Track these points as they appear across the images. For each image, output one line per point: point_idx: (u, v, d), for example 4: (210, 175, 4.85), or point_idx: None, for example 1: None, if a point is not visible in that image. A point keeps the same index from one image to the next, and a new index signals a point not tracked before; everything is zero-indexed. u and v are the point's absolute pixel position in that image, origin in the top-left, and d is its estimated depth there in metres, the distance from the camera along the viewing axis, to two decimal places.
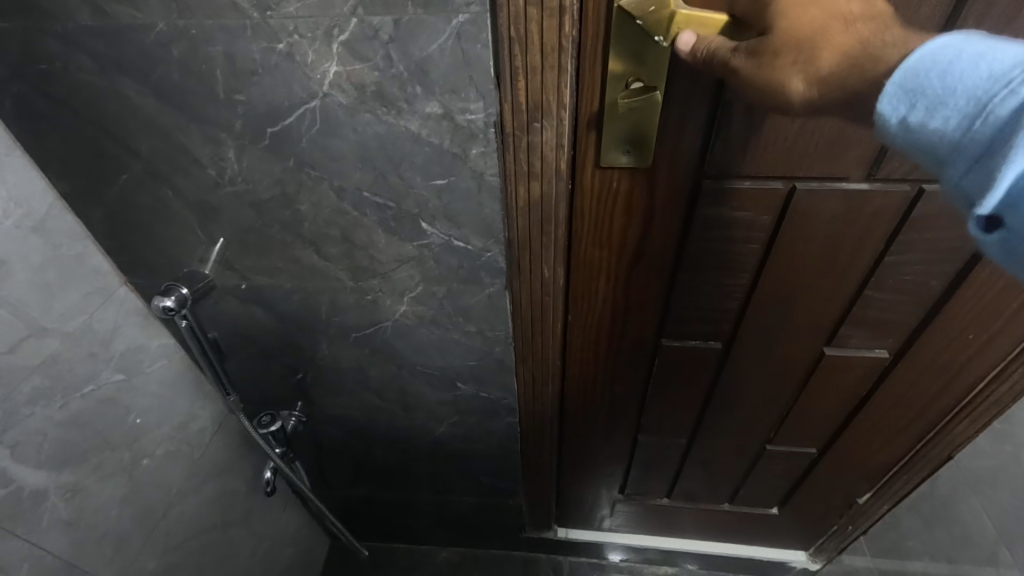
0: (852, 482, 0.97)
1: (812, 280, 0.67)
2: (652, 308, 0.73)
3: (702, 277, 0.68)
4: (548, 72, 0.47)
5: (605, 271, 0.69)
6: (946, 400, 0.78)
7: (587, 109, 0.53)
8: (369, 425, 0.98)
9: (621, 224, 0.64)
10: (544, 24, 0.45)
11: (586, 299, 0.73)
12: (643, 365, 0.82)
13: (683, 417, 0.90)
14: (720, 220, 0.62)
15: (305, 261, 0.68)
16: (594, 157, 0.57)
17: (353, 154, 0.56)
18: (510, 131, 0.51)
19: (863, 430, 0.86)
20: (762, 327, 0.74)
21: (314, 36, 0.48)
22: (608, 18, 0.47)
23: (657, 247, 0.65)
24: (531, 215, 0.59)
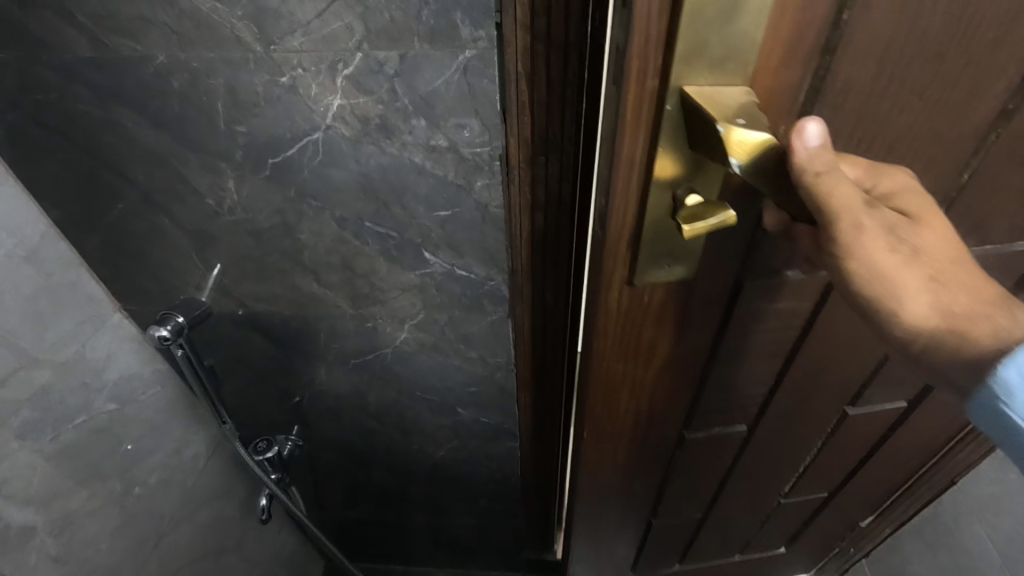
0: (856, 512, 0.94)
1: (843, 353, 0.56)
2: (678, 411, 0.59)
3: (732, 369, 0.54)
4: (555, 107, 0.45)
5: (629, 385, 0.51)
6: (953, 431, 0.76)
7: (621, 218, 0.35)
8: (368, 449, 0.97)
9: (660, 337, 0.47)
10: (550, 61, 0.42)
11: (602, 420, 0.55)
12: (660, 461, 0.68)
13: (699, 495, 0.79)
14: (765, 311, 0.48)
15: (305, 288, 0.67)
16: (625, 275, 0.39)
17: (355, 185, 0.55)
18: (514, 165, 0.51)
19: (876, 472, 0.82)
20: (789, 404, 0.63)
21: (317, 69, 0.47)
22: (656, 88, 0.29)
23: (688, 350, 0.50)
24: (535, 248, 0.57)
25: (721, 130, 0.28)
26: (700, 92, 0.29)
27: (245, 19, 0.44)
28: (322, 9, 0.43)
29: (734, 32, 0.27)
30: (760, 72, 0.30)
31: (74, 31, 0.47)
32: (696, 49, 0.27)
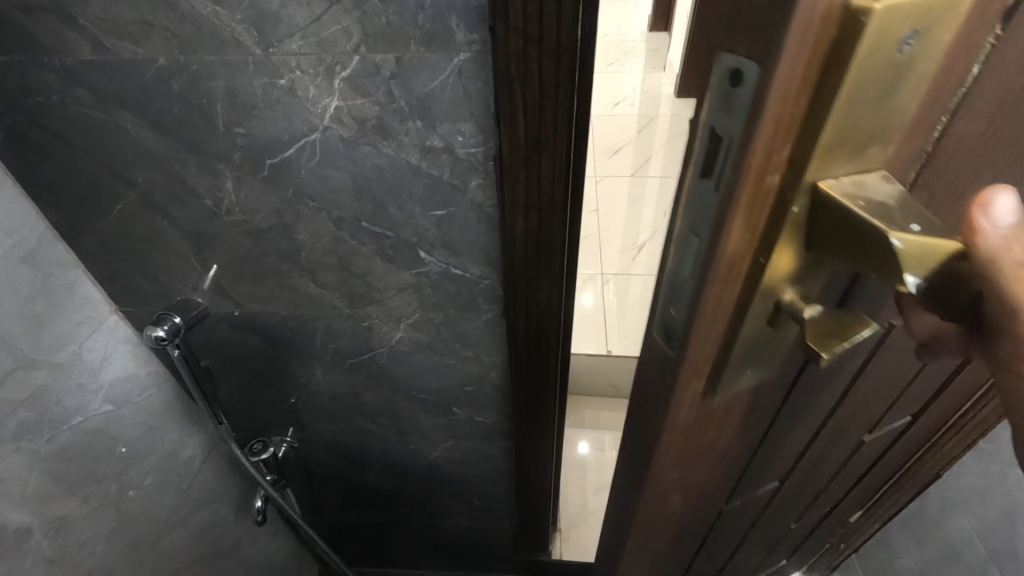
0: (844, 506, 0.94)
1: (883, 395, 0.48)
2: (726, 489, 0.49)
3: (783, 438, 0.45)
4: (548, 107, 0.48)
5: (687, 482, 0.41)
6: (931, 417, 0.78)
7: (713, 328, 0.26)
8: (363, 451, 0.97)
9: (728, 436, 0.38)
10: (542, 64, 0.45)
11: (654, 522, 0.44)
12: (700, 535, 0.58)
13: (729, 545, 0.71)
14: (832, 380, 0.40)
15: (301, 289, 0.68)
16: (703, 388, 0.30)
17: (351, 186, 0.56)
18: (507, 165, 0.52)
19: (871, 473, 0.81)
20: (825, 451, 0.55)
21: (315, 72, 0.48)
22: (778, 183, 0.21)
23: (748, 435, 0.40)
24: (530, 245, 0.59)
25: (895, 244, 0.21)
26: (843, 187, 0.21)
27: (245, 23, 0.45)
28: (320, 13, 0.45)
29: (877, 109, 0.20)
30: (897, 151, 0.23)
31: (76, 34, 0.48)
32: (842, 137, 0.20)
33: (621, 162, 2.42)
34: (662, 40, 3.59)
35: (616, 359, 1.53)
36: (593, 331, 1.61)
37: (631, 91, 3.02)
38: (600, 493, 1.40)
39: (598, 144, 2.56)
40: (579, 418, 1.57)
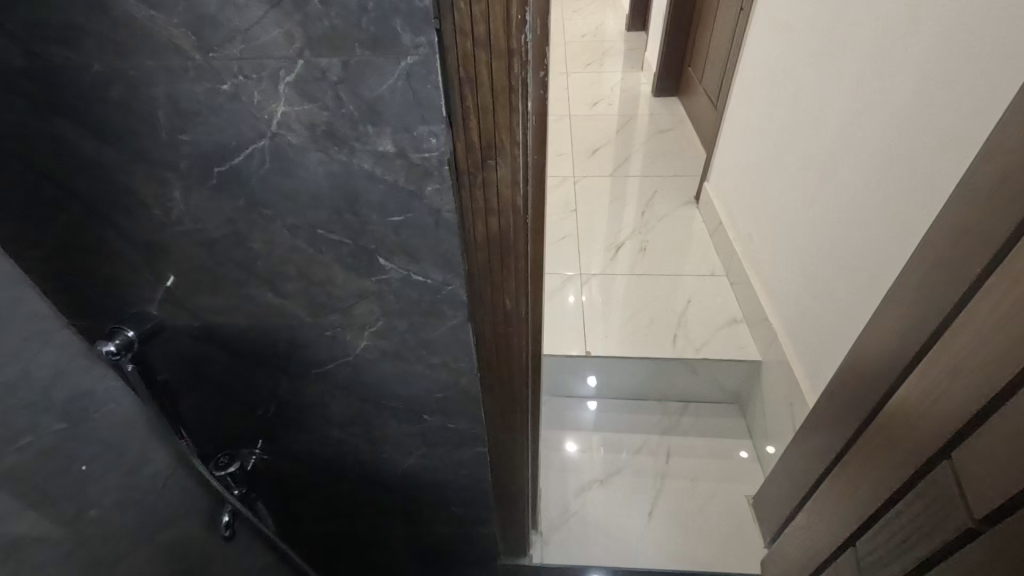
0: (836, 481, 0.94)
1: None
2: None
3: None
4: (500, 111, 0.48)
5: None
6: (895, 369, 0.82)
7: None
8: (335, 460, 0.96)
9: None
10: (493, 66, 0.45)
11: None
12: None
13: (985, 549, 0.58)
14: None
15: (261, 298, 0.66)
16: None
17: (305, 193, 0.55)
18: (463, 169, 0.52)
19: (877, 441, 0.82)
20: None
21: (260, 76, 0.47)
22: None
23: None
24: (490, 249, 0.59)
25: None
26: None
27: (182, 27, 0.44)
28: (260, 16, 0.43)
29: None
30: None
31: (6, 40, 0.46)
32: None
33: (599, 162, 2.42)
34: (640, 40, 3.62)
35: (595, 360, 1.53)
36: (572, 332, 1.60)
37: (609, 90, 3.03)
38: (582, 494, 1.39)
39: (577, 144, 2.56)
40: (560, 420, 1.56)
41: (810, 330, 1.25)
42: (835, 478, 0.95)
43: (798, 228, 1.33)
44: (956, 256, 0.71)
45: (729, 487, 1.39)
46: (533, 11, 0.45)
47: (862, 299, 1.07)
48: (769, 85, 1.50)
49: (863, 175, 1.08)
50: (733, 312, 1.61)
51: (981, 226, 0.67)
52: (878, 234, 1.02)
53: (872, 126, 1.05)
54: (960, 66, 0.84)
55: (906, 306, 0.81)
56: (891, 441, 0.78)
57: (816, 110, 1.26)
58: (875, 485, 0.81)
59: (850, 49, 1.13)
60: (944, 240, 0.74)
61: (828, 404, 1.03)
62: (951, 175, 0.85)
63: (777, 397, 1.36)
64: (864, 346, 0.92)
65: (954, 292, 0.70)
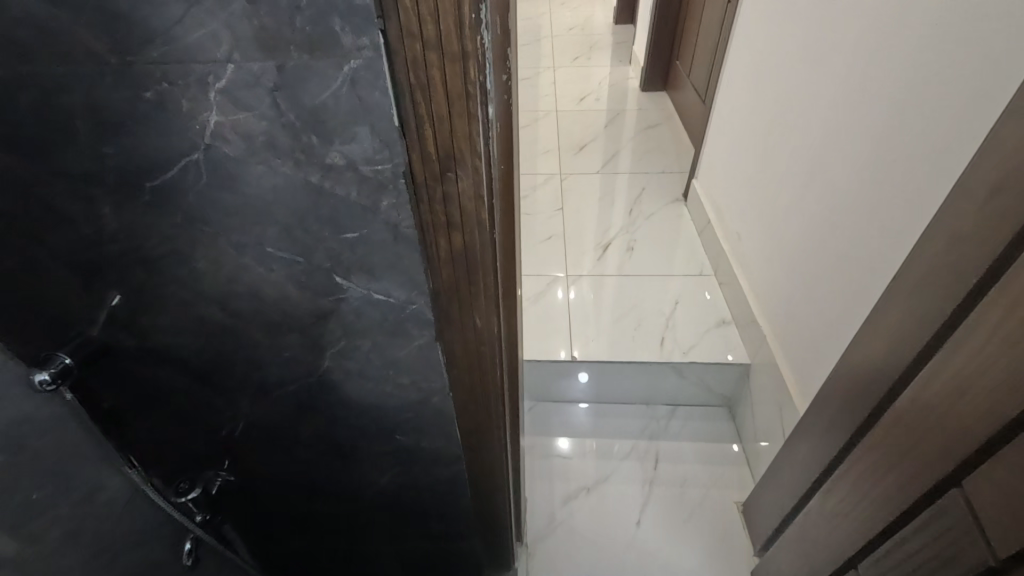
0: (830, 494, 0.91)
1: None
2: None
3: None
4: (457, 120, 0.43)
5: None
6: (889, 380, 0.79)
7: None
8: (307, 480, 0.91)
9: None
10: (446, 70, 0.41)
11: None
12: None
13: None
14: None
15: (211, 319, 0.61)
16: None
17: (248, 209, 0.50)
18: (421, 183, 0.48)
19: (874, 458, 0.79)
20: None
21: (186, 83, 0.42)
22: None
23: None
24: (456, 266, 0.55)
25: None
26: None
27: (93, 28, 0.39)
28: (179, 15, 0.38)
29: None
30: None
31: None
32: None
33: (586, 158, 2.38)
34: (627, 32, 3.58)
35: (580, 365, 1.50)
36: (558, 336, 1.57)
37: (597, 84, 2.98)
38: (568, 503, 1.35)
39: (564, 140, 2.51)
40: (546, 426, 1.53)
41: (800, 335, 1.21)
42: (828, 493, 0.92)
43: (787, 229, 1.29)
44: (951, 263, 0.68)
45: (719, 493, 1.36)
46: (491, 9, 0.40)
47: (853, 304, 1.03)
48: (756, 80, 1.46)
49: (853, 176, 1.04)
50: (721, 313, 1.58)
51: (977, 239, 0.63)
52: (870, 236, 0.99)
53: (863, 125, 1.02)
54: (955, 63, 0.80)
55: (901, 317, 0.78)
56: (889, 459, 0.75)
57: (805, 107, 1.22)
58: (876, 504, 0.78)
59: (838, 45, 1.10)
60: (939, 250, 0.71)
61: (820, 413, 1.00)
62: (946, 178, 0.82)
63: (766, 402, 1.33)
64: (857, 355, 0.89)
65: (948, 301, 0.67)
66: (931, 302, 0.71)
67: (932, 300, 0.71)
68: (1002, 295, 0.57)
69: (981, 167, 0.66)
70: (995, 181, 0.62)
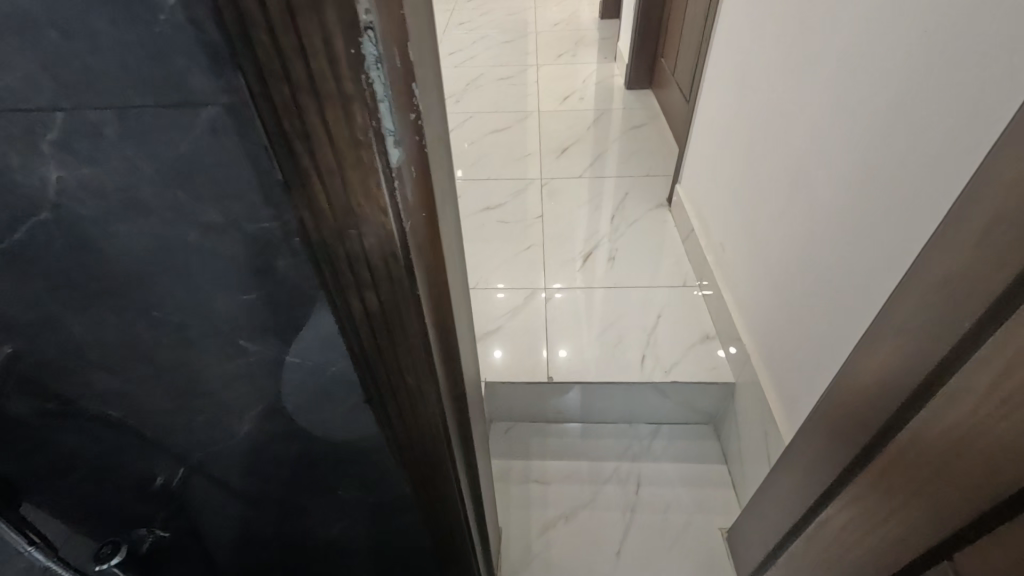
0: (816, 538, 0.85)
1: None
2: None
3: None
4: (350, 174, 0.36)
5: None
6: (872, 421, 0.73)
7: None
8: (251, 532, 0.85)
9: None
10: (327, 117, 0.33)
11: None
12: None
13: None
14: None
15: (106, 385, 0.54)
16: None
17: (119, 272, 0.43)
18: (319, 242, 0.40)
19: (858, 507, 0.73)
20: None
21: (9, 134, 0.34)
22: None
23: None
24: (376, 328, 0.48)
25: None
26: None
27: None
28: None
29: None
30: None
31: None
32: None
33: (569, 162, 2.30)
34: (614, 27, 3.49)
35: (558, 386, 1.44)
36: (535, 354, 1.51)
37: (582, 83, 2.90)
38: (545, 533, 1.29)
39: (546, 142, 2.44)
40: (524, 448, 1.46)
41: (786, 356, 1.15)
42: (814, 537, 0.85)
43: (771, 243, 1.22)
44: (937, 299, 0.62)
45: (703, 519, 1.30)
46: (384, 44, 0.32)
47: (840, 327, 0.97)
48: (738, 83, 1.39)
49: (840, 193, 0.97)
50: (705, 328, 1.52)
51: (968, 280, 0.57)
52: (858, 256, 0.92)
53: (849, 137, 0.95)
54: (948, 75, 0.73)
55: (887, 356, 0.71)
56: (875, 511, 0.69)
57: (788, 114, 1.15)
58: (862, 558, 0.72)
59: (821, 48, 1.02)
60: (930, 287, 0.64)
61: (803, 447, 0.94)
62: (938, 202, 0.75)
63: (752, 424, 1.27)
64: (843, 390, 0.83)
65: (928, 342, 0.61)
66: (914, 339, 0.65)
67: (916, 338, 0.65)
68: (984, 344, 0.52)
69: (973, 200, 0.58)
70: (987, 217, 0.55)
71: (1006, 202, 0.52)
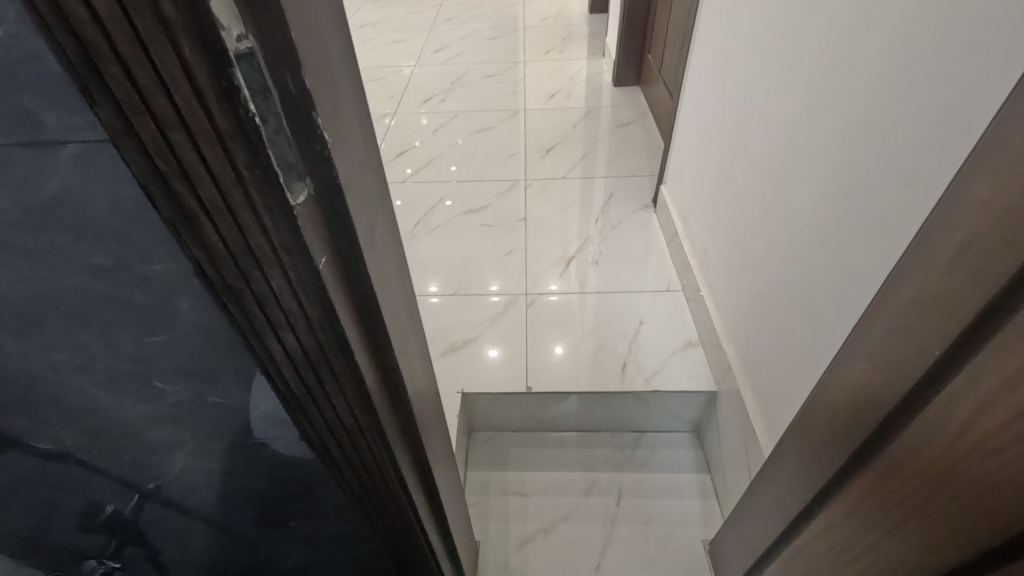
0: (792, 564, 0.82)
1: None
2: None
3: None
4: (239, 213, 0.33)
5: None
6: (831, 442, 0.70)
7: None
8: (207, 560, 0.82)
9: None
10: (203, 155, 0.30)
11: None
12: None
13: None
14: None
15: (22, 426, 0.52)
16: None
17: (13, 316, 0.41)
18: (218, 284, 0.37)
19: (828, 533, 0.70)
20: None
21: None
22: None
23: None
24: (296, 368, 0.45)
25: None
26: None
27: None
28: None
29: None
30: None
31: None
32: None
33: (553, 162, 2.26)
34: (603, 22, 3.44)
35: (538, 397, 1.42)
36: (515, 364, 1.48)
37: (569, 79, 2.86)
38: (523, 547, 1.26)
39: (531, 141, 2.40)
40: (504, 459, 1.43)
41: (765, 369, 1.12)
42: (789, 560, 0.83)
43: (751, 251, 1.19)
44: (886, 318, 0.60)
45: (684, 531, 1.28)
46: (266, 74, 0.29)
47: (816, 340, 0.94)
48: (717, 84, 1.36)
49: (817, 201, 0.94)
50: (688, 335, 1.50)
51: (922, 307, 0.53)
52: (833, 266, 0.89)
53: (824, 143, 0.91)
54: (922, 83, 0.70)
55: (846, 383, 0.67)
56: (842, 539, 0.66)
57: (766, 118, 1.11)
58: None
59: (797, 50, 0.99)
60: (880, 303, 0.62)
61: (775, 464, 0.91)
62: (912, 218, 0.72)
63: (732, 435, 1.24)
64: (805, 413, 0.79)
65: (882, 363, 0.59)
66: (867, 359, 0.63)
67: (868, 358, 0.62)
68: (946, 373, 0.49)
69: (927, 223, 0.55)
70: (941, 242, 0.51)
71: (961, 226, 0.49)
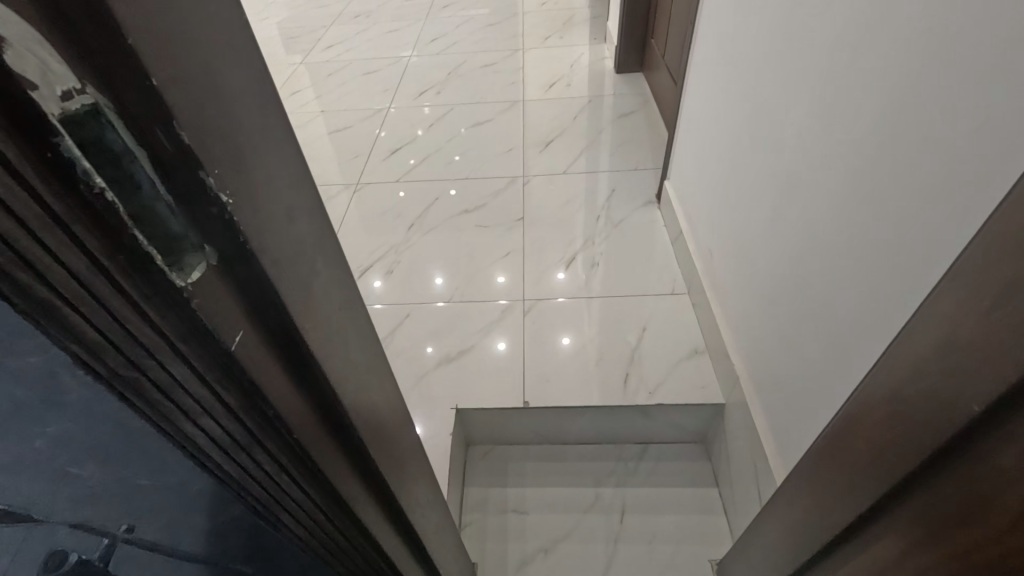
0: None
1: None
2: None
3: None
4: (111, 300, 0.27)
5: None
6: (849, 485, 0.64)
7: None
8: None
9: None
10: (42, 240, 0.23)
11: None
12: None
13: None
14: None
15: None
16: None
17: None
18: (110, 376, 0.31)
19: None
20: None
21: None
22: None
23: None
24: (226, 450, 0.39)
25: None
26: None
27: None
28: None
29: None
30: None
31: None
32: None
33: (553, 156, 2.18)
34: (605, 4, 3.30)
35: (536, 410, 1.37)
36: (514, 375, 1.43)
37: (571, 66, 2.74)
38: (523, 568, 1.21)
39: (530, 134, 2.31)
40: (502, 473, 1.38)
41: (775, 385, 1.05)
42: None
43: (760, 259, 1.11)
44: (904, 358, 0.53)
45: (692, 549, 1.22)
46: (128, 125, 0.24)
47: (831, 360, 0.86)
48: (722, 78, 1.27)
49: (832, 211, 0.86)
50: (695, 342, 1.43)
51: (952, 355, 0.46)
52: (852, 281, 0.81)
53: (840, 146, 0.83)
54: (951, 81, 0.62)
55: (862, 425, 0.60)
56: None
57: (776, 117, 1.02)
58: None
59: (807, 43, 0.91)
60: (899, 340, 0.55)
61: (786, 495, 0.85)
62: (941, 236, 0.64)
63: (741, 451, 1.18)
64: (819, 448, 0.72)
65: (903, 408, 0.52)
66: (883, 398, 0.56)
67: (885, 398, 0.56)
68: (987, 431, 0.42)
69: (960, 257, 0.47)
70: (977, 284, 0.44)
71: (1001, 264, 0.41)
